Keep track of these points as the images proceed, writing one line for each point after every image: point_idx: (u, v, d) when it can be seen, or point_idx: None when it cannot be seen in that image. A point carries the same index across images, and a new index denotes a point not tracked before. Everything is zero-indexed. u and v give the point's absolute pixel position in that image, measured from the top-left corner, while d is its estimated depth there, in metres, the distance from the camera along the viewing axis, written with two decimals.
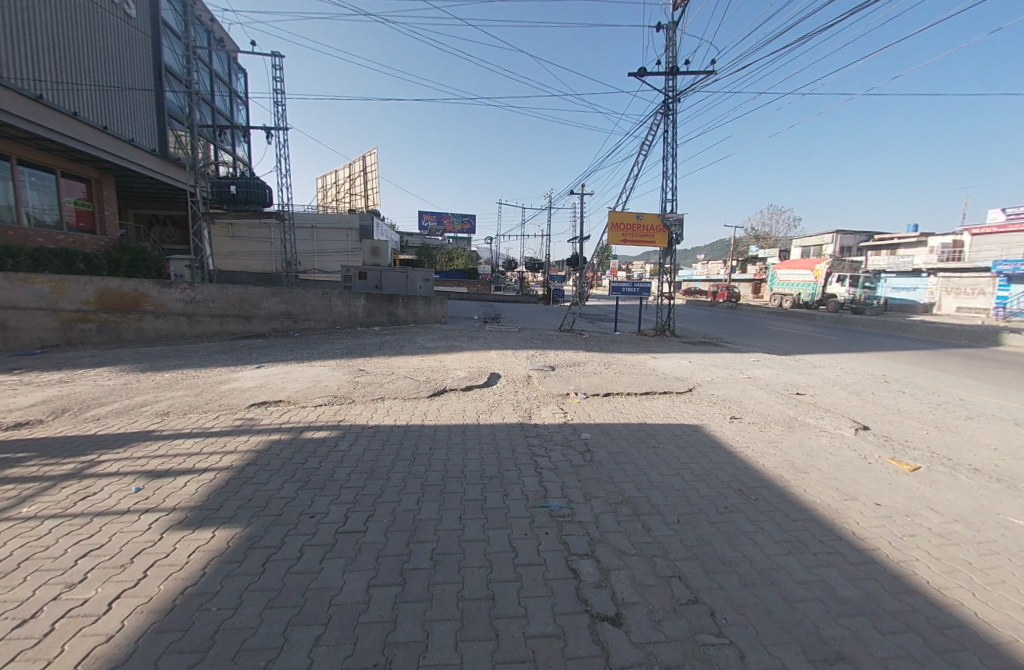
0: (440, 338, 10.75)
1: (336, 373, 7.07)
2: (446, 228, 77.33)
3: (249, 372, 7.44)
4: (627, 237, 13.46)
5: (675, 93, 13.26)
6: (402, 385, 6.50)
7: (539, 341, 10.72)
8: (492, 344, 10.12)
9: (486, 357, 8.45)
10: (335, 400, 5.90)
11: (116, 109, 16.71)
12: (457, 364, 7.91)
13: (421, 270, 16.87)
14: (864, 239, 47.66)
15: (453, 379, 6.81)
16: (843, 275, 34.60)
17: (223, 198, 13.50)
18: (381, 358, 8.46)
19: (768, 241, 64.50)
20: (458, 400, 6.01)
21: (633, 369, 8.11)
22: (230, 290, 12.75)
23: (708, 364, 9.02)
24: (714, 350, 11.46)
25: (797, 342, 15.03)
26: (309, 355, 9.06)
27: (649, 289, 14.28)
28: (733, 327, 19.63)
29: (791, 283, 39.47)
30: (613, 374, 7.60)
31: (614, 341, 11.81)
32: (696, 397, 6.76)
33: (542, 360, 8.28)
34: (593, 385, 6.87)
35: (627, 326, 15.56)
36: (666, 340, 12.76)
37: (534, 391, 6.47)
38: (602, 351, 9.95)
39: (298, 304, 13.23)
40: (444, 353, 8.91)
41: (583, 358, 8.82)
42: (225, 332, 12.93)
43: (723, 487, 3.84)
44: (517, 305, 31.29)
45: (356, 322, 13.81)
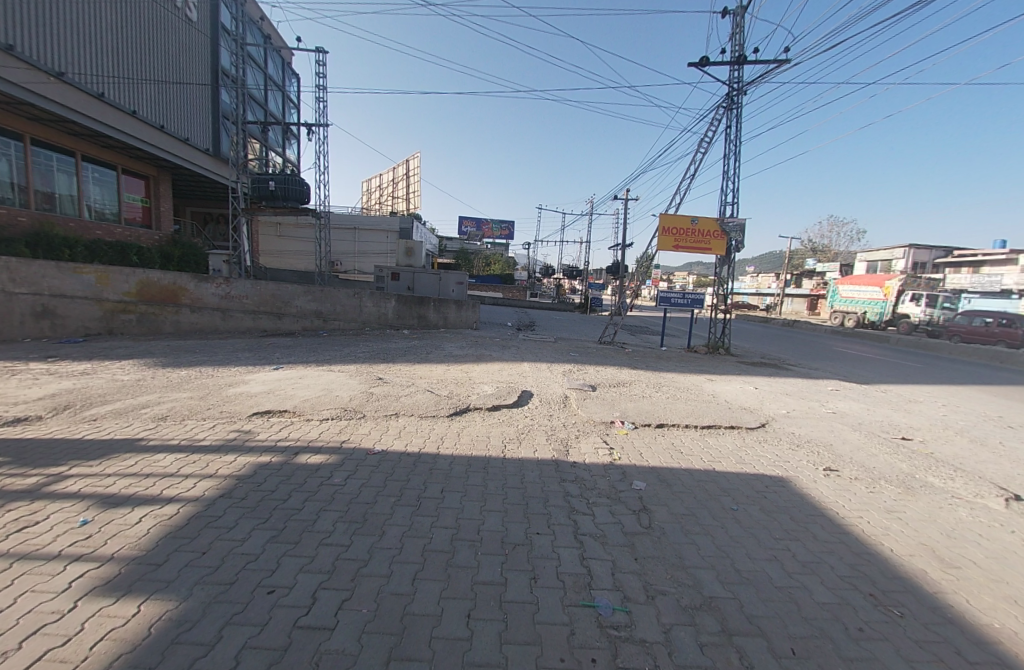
0: (468, 346, 9.96)
1: (350, 380, 6.39)
2: (485, 234, 77.70)
3: (263, 374, 6.94)
4: (680, 242, 12.16)
5: (741, 85, 11.92)
6: (419, 399, 5.69)
7: (576, 354, 9.68)
8: (525, 355, 9.20)
9: (517, 372, 7.53)
10: (343, 415, 5.15)
11: (174, 109, 17.57)
12: (485, 377, 7.02)
13: (455, 272, 16.29)
14: (943, 254, 42.76)
15: (478, 395, 5.93)
16: (918, 293, 30.93)
17: (262, 195, 13.38)
18: (403, 366, 7.75)
19: (826, 254, 59.70)
20: (481, 424, 5.08)
21: (690, 395, 6.89)
22: (263, 286, 12.62)
23: (779, 393, 7.62)
24: (780, 374, 9.94)
25: (874, 367, 13.06)
26: (330, 357, 8.54)
27: (702, 300, 12.86)
28: (794, 347, 17.64)
29: (856, 300, 35.92)
30: (666, 399, 6.44)
31: (662, 358, 10.59)
32: (773, 436, 5.47)
33: (582, 378, 7.25)
34: (645, 413, 5.74)
35: (675, 340, 14.19)
36: (720, 360, 11.37)
37: (573, 417, 5.45)
38: (650, 370, 8.75)
39: (328, 303, 12.86)
40: (472, 364, 8.06)
41: (629, 377, 7.69)
42: (256, 329, 12.68)
43: (851, 589, 2.63)
44: (553, 312, 30.29)
45: (386, 324, 13.30)
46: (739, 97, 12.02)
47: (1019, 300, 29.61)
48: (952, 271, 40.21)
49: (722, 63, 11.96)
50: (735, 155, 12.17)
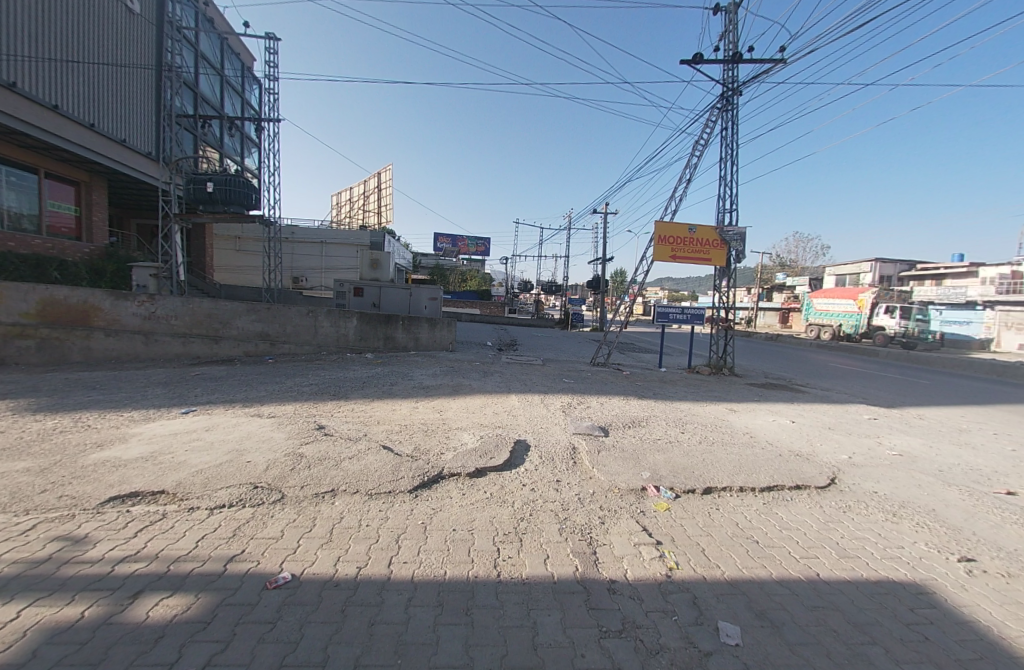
0: (441, 374, 8.29)
1: (275, 433, 4.60)
2: (462, 251, 76.31)
3: (158, 426, 5.02)
4: (677, 252, 11.06)
5: (735, 85, 11.17)
6: (369, 463, 3.97)
7: (571, 381, 8.19)
8: (511, 384, 7.60)
9: (505, 409, 5.93)
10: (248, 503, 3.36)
11: (106, 105, 15.59)
12: (465, 420, 5.37)
13: (426, 287, 14.68)
14: (906, 268, 44.48)
15: (454, 452, 4.25)
16: (891, 305, 31.41)
17: (200, 197, 11.44)
18: (359, 406, 6.03)
19: (795, 269, 61.64)
20: (457, 506, 3.39)
21: (724, 436, 5.45)
22: (198, 304, 10.56)
23: (820, 428, 6.30)
24: (800, 399, 8.72)
25: (882, 385, 12.15)
26: (266, 394, 6.68)
27: (702, 315, 11.67)
28: (788, 363, 16.86)
29: (830, 314, 36.39)
30: (701, 445, 4.98)
31: (668, 382, 9.26)
32: (857, 503, 4.04)
33: (587, 416, 5.70)
34: (682, 470, 4.25)
35: (672, 359, 12.97)
36: (728, 382, 10.18)
37: (588, 483, 3.85)
38: (662, 401, 7.31)
39: (277, 323, 10.93)
40: (447, 399, 6.40)
41: (643, 414, 6.22)
42: (188, 355, 10.57)
43: None
44: (534, 330, 28.98)
45: (346, 347, 11.41)
46: (734, 97, 11.25)
47: (983, 312, 30.45)
48: (915, 284, 41.66)
49: (715, 62, 11.21)
50: (731, 159, 11.35)
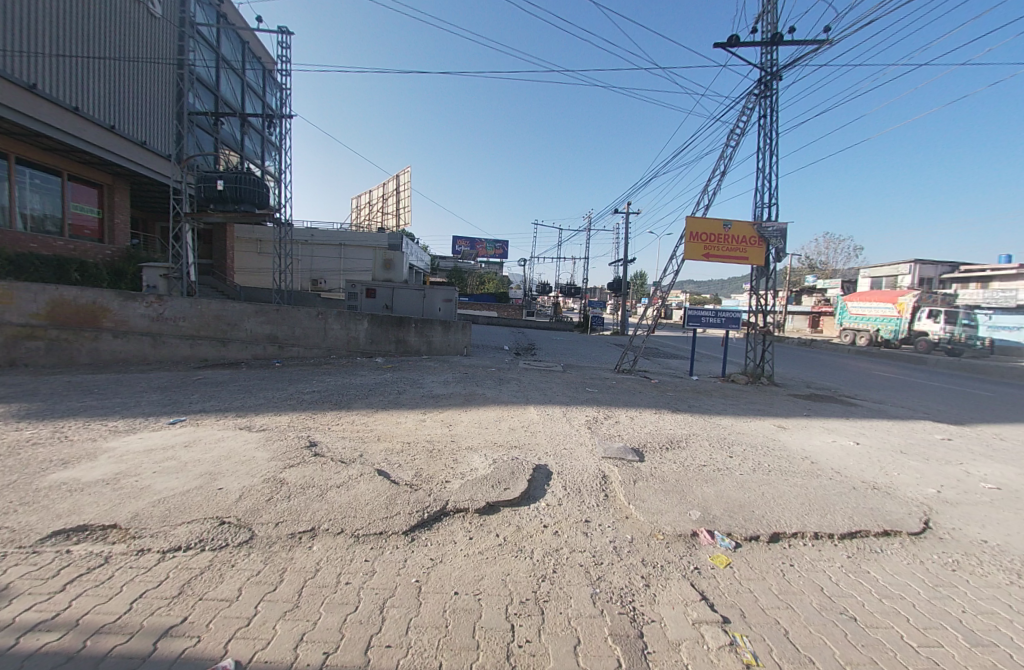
0: (453, 381, 7.64)
1: (259, 453, 4.00)
2: (479, 254, 75.92)
3: (136, 440, 4.52)
4: (710, 250, 10.16)
5: (774, 69, 10.26)
6: (360, 493, 3.30)
7: (596, 392, 7.42)
8: (529, 395, 6.88)
9: (523, 424, 5.23)
10: (208, 547, 2.75)
11: (127, 107, 15.75)
12: (478, 437, 4.70)
13: (441, 288, 14.13)
14: (949, 269, 41.66)
15: (461, 479, 3.57)
16: (935, 309, 29.26)
17: (210, 195, 11.19)
18: (360, 418, 5.43)
19: (826, 272, 58.85)
20: (460, 556, 2.69)
21: (783, 464, 4.59)
22: (205, 305, 10.23)
23: (892, 453, 5.35)
24: (856, 415, 7.71)
25: (941, 397, 10.89)
26: (263, 403, 6.15)
27: (738, 319, 10.69)
28: (831, 372, 15.54)
29: (867, 318, 34.27)
30: (758, 475, 4.14)
31: (703, 393, 8.38)
32: (970, 558, 3.14)
33: (618, 435, 4.93)
34: (739, 509, 3.47)
35: (704, 366, 11.98)
36: (769, 393, 9.21)
37: (625, 526, 3.11)
38: (701, 416, 6.46)
39: (285, 325, 10.49)
40: (458, 412, 5.72)
41: (682, 433, 5.40)
42: (196, 358, 10.25)
43: None
44: (552, 334, 28.19)
45: (356, 350, 10.91)
46: (774, 81, 10.31)
47: None
48: (959, 287, 39.03)
49: (753, 45, 10.31)
50: (771, 149, 10.41)
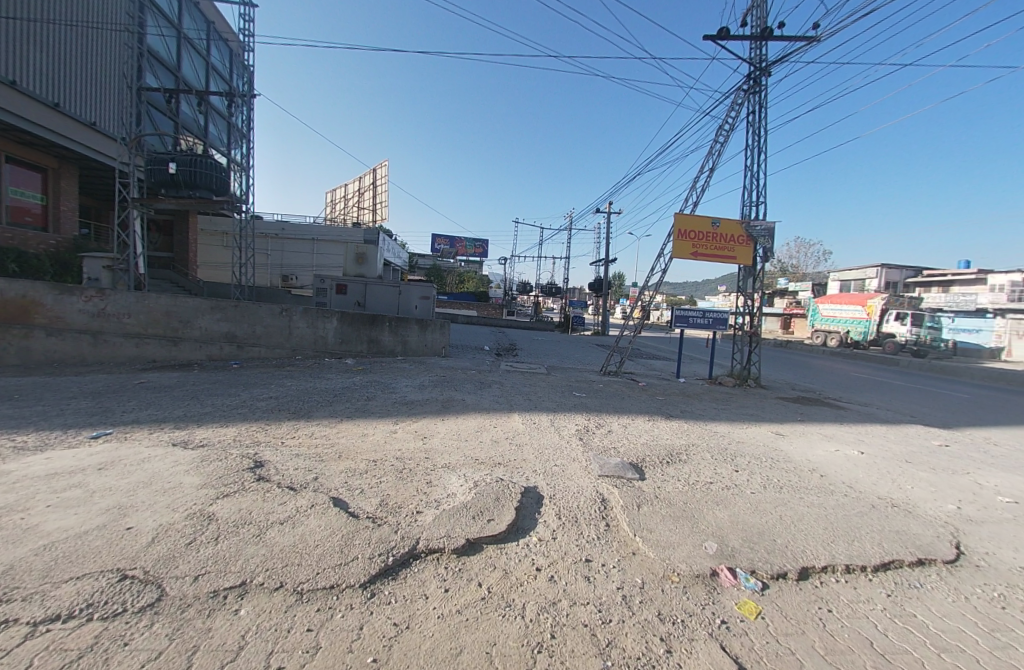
0: (429, 386, 6.99)
1: (188, 479, 3.27)
2: (460, 252, 74.78)
3: (42, 461, 3.69)
4: (698, 248, 9.85)
5: (763, 65, 10.04)
6: (310, 532, 2.65)
7: (584, 397, 6.92)
8: (512, 400, 6.32)
9: (508, 435, 4.66)
10: (96, 617, 1.97)
11: (73, 84, 14.35)
12: (456, 452, 4.10)
13: (417, 285, 13.40)
14: (912, 274, 43.52)
15: (436, 508, 2.98)
16: (902, 312, 30.33)
17: (163, 179, 10.11)
18: (321, 429, 4.75)
19: (797, 275, 60.66)
20: (433, 619, 2.07)
21: (792, 480, 4.18)
22: (154, 300, 9.18)
23: (897, 462, 5.05)
24: (848, 419, 7.50)
25: (919, 399, 10.96)
26: (211, 413, 5.34)
27: (725, 320, 10.43)
28: (809, 373, 15.65)
29: (837, 320, 35.29)
30: (771, 494, 3.72)
31: (694, 397, 8.03)
32: (1015, 589, 2.78)
33: (615, 448, 4.42)
34: (759, 538, 3.02)
35: (690, 368, 11.69)
36: (758, 396, 8.96)
37: (632, 567, 2.59)
38: (695, 423, 6.04)
39: (245, 323, 9.58)
40: (434, 422, 5.10)
41: (680, 443, 4.94)
42: (143, 359, 9.19)
43: None
44: (533, 334, 27.68)
45: (325, 350, 10.09)
46: (762, 77, 10.11)
47: (993, 319, 29.24)
48: (921, 291, 40.87)
49: (742, 39, 10.08)
50: (759, 146, 10.19)
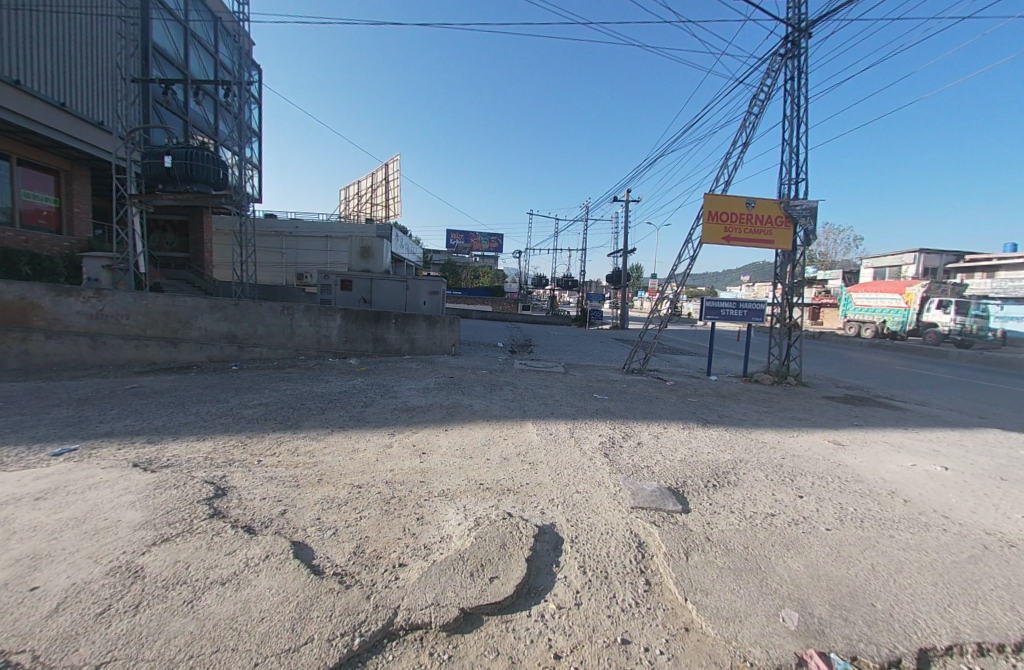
0: (433, 389, 6.36)
1: (128, 517, 2.71)
2: (473, 247, 73.98)
3: None
4: (730, 232, 8.90)
5: (802, 25, 8.91)
6: (255, 598, 1.99)
7: (607, 400, 6.15)
8: (526, 406, 5.63)
9: (520, 450, 3.97)
10: None
11: (78, 82, 14.20)
12: (456, 474, 3.43)
13: (425, 279, 12.83)
14: (953, 259, 40.73)
15: (424, 560, 2.29)
16: (944, 300, 28.20)
17: (160, 173, 9.71)
18: (304, 444, 4.14)
19: (825, 263, 57.73)
20: None
21: (872, 512, 3.32)
22: (153, 300, 8.84)
23: (995, 480, 4.11)
24: (912, 424, 6.50)
25: (982, 397, 9.77)
26: (191, 424, 4.82)
27: (761, 310, 9.44)
28: (849, 368, 14.43)
29: (872, 308, 33.19)
30: (854, 534, 2.90)
31: (730, 398, 7.16)
32: None
33: (647, 469, 3.66)
34: (854, 604, 2.21)
35: (721, 364, 10.73)
36: (801, 396, 8.03)
37: (692, 653, 1.79)
38: (737, 431, 5.22)
39: (245, 322, 9.16)
40: (434, 434, 4.44)
41: (723, 459, 4.16)
42: (143, 361, 8.86)
43: None
44: (549, 329, 26.87)
45: (328, 349, 9.60)
46: (802, 38, 8.97)
47: None
48: (964, 277, 38.14)
49: None
50: (798, 118, 9.10)
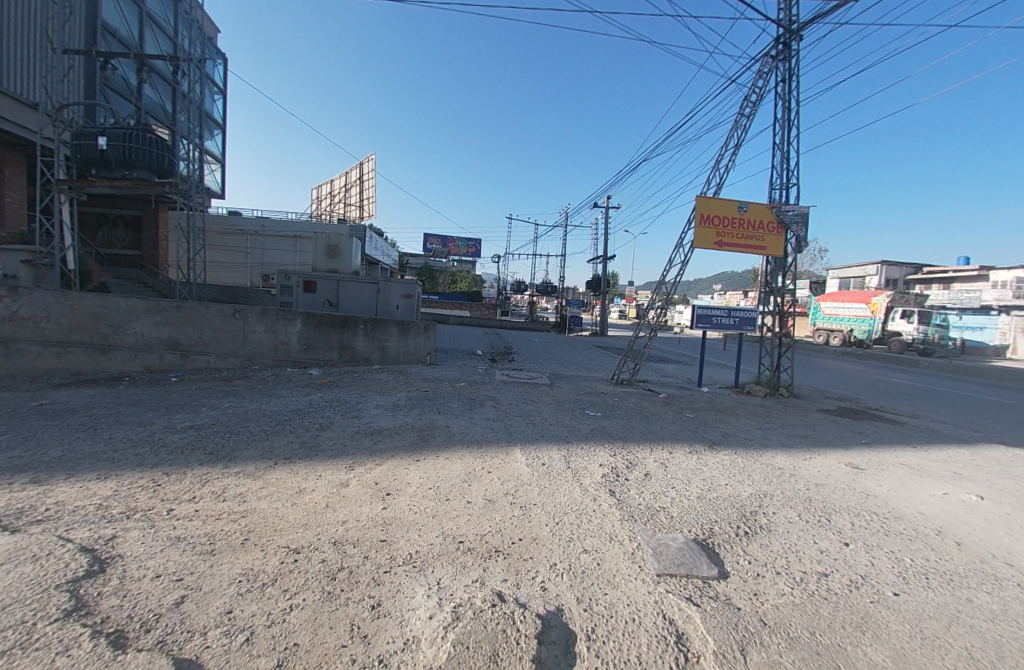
0: (404, 406, 5.55)
1: None
2: (452, 252, 72.74)
3: None
4: (723, 237, 8.55)
5: (793, 27, 8.71)
6: None
7: (601, 419, 5.50)
8: (511, 427, 4.90)
9: (509, 490, 3.23)
10: None
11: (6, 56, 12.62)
12: (429, 529, 2.65)
13: (398, 282, 11.94)
14: (911, 272, 42.89)
15: None
16: (907, 310, 29.41)
17: (94, 157, 8.47)
18: (235, 486, 3.27)
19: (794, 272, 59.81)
20: None
21: (928, 564, 2.77)
22: (79, 299, 7.61)
23: None
24: (916, 441, 6.16)
25: (965, 408, 9.74)
26: (96, 457, 3.82)
27: (753, 319, 9.10)
28: (831, 377, 14.40)
29: (840, 317, 34.34)
30: (934, 606, 2.29)
31: (730, 413, 6.68)
32: None
33: (663, 513, 3.00)
34: None
35: (712, 376, 10.30)
36: (797, 409, 7.66)
37: None
38: (746, 454, 4.67)
39: (191, 327, 8.07)
40: (402, 467, 3.66)
41: (743, 493, 3.57)
42: (64, 371, 7.59)
43: None
44: (530, 336, 26.29)
45: (287, 358, 8.61)
46: (794, 39, 8.73)
47: (998, 317, 28.50)
48: (921, 288, 40.15)
49: None
50: (789, 121, 8.87)
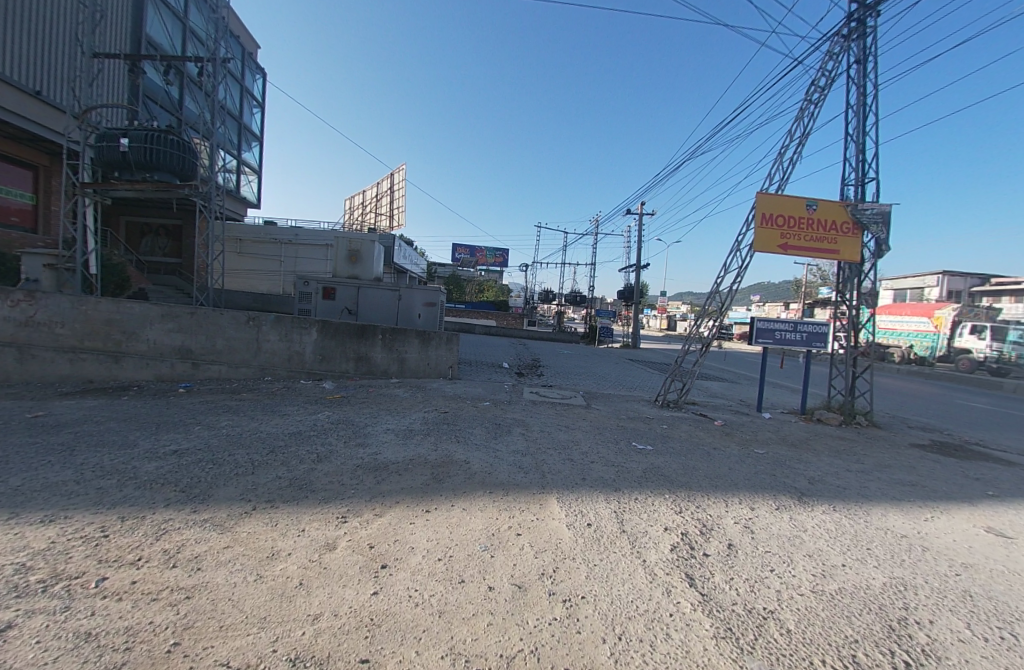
0: (417, 432, 4.78)
1: None
2: (479, 261, 72.88)
3: None
4: (788, 239, 7.45)
5: (869, 1, 7.59)
6: None
7: (653, 456, 4.54)
8: (543, 464, 4.03)
9: (546, 570, 2.34)
10: None
11: (52, 67, 13.27)
12: (430, 641, 1.78)
13: (420, 290, 11.40)
14: (979, 282, 39.00)
15: None
16: (978, 324, 26.42)
17: (116, 160, 8.43)
18: (193, 543, 2.55)
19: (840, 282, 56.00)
20: None
21: None
22: (94, 304, 7.38)
23: None
24: None
25: None
26: (53, 488, 3.25)
27: (823, 335, 7.89)
28: (906, 401, 12.60)
29: (898, 332, 31.40)
30: None
31: (806, 449, 5.54)
32: None
33: (774, 624, 2.01)
34: None
35: (771, 400, 9.05)
36: (885, 444, 6.38)
37: None
38: (850, 513, 3.58)
39: (204, 334, 7.71)
40: (405, 522, 2.85)
41: (874, 582, 2.52)
42: (77, 378, 7.35)
43: None
44: (559, 348, 25.29)
45: (300, 369, 8.10)
46: (871, 14, 7.60)
47: None
48: (992, 300, 36.35)
49: None
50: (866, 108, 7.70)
